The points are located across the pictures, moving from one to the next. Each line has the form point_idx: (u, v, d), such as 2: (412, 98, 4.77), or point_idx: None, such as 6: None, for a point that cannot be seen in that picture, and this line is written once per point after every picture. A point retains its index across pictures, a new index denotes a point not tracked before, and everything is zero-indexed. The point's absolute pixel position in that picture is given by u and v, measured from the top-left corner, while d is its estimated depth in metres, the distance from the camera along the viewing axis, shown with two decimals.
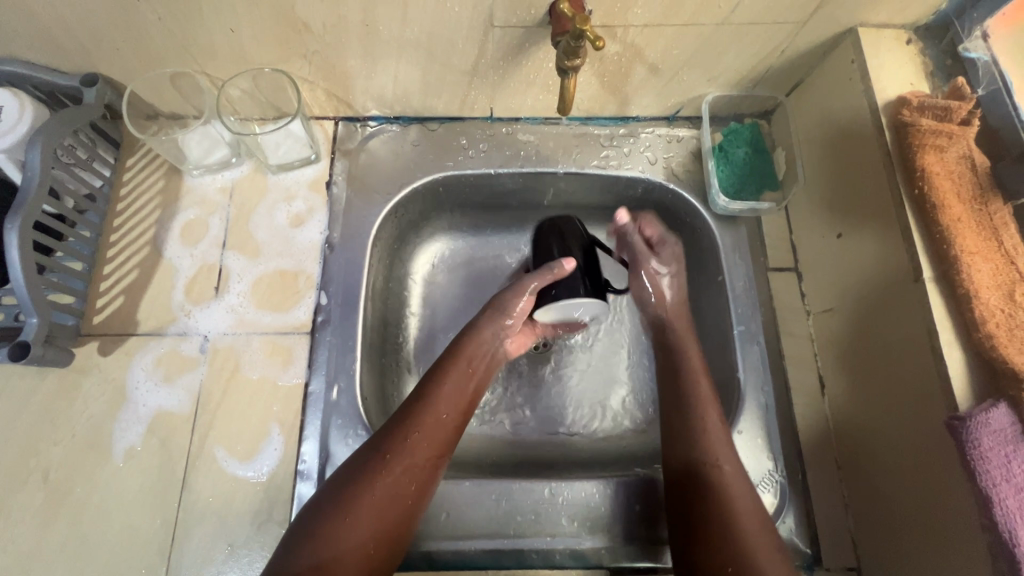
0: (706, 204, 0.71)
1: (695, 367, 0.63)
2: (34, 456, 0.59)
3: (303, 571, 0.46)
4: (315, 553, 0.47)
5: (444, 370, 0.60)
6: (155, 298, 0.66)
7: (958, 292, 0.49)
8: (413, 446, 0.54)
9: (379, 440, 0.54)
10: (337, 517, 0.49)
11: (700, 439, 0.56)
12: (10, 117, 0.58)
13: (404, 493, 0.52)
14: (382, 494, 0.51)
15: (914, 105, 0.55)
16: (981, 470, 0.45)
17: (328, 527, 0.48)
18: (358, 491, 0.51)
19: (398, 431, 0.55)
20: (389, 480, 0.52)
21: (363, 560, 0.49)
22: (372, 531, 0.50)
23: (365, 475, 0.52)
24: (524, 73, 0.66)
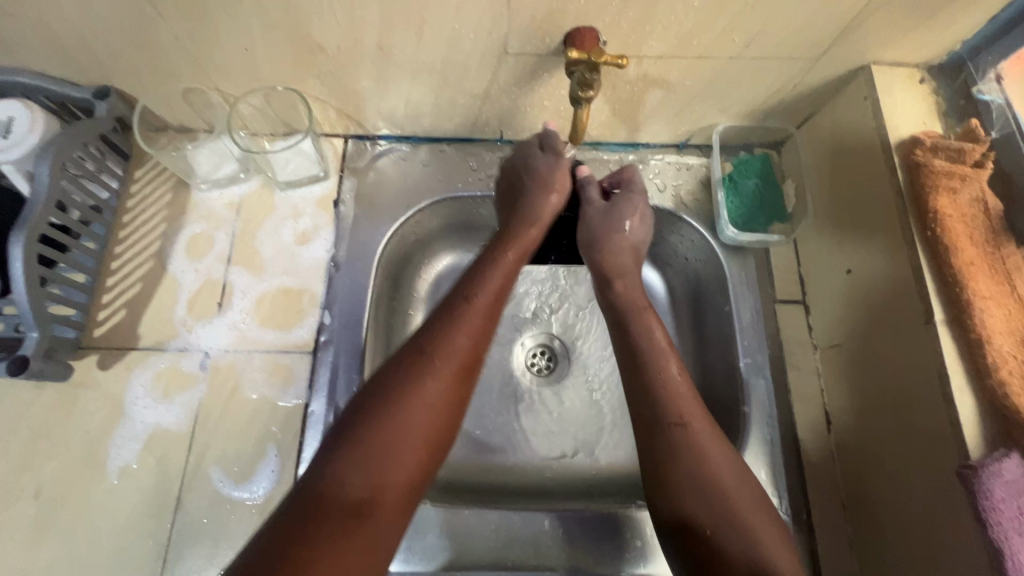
0: (714, 233, 0.70)
1: (663, 352, 0.57)
2: (28, 471, 0.58)
3: (355, 481, 0.42)
4: (364, 464, 0.43)
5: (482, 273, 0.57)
6: (157, 313, 0.65)
7: (970, 336, 0.49)
8: (461, 337, 0.51)
9: (417, 343, 0.51)
10: (383, 419, 0.45)
11: (689, 445, 0.52)
12: (21, 129, 0.58)
13: (452, 385, 0.49)
14: (430, 391, 0.47)
15: (927, 146, 0.55)
16: (993, 521, 0.44)
17: (376, 434, 0.44)
18: (405, 390, 0.47)
19: (442, 328, 0.51)
20: (434, 373, 0.48)
21: (418, 463, 0.45)
22: (424, 427, 0.46)
23: (406, 375, 0.48)
24: (536, 99, 0.66)
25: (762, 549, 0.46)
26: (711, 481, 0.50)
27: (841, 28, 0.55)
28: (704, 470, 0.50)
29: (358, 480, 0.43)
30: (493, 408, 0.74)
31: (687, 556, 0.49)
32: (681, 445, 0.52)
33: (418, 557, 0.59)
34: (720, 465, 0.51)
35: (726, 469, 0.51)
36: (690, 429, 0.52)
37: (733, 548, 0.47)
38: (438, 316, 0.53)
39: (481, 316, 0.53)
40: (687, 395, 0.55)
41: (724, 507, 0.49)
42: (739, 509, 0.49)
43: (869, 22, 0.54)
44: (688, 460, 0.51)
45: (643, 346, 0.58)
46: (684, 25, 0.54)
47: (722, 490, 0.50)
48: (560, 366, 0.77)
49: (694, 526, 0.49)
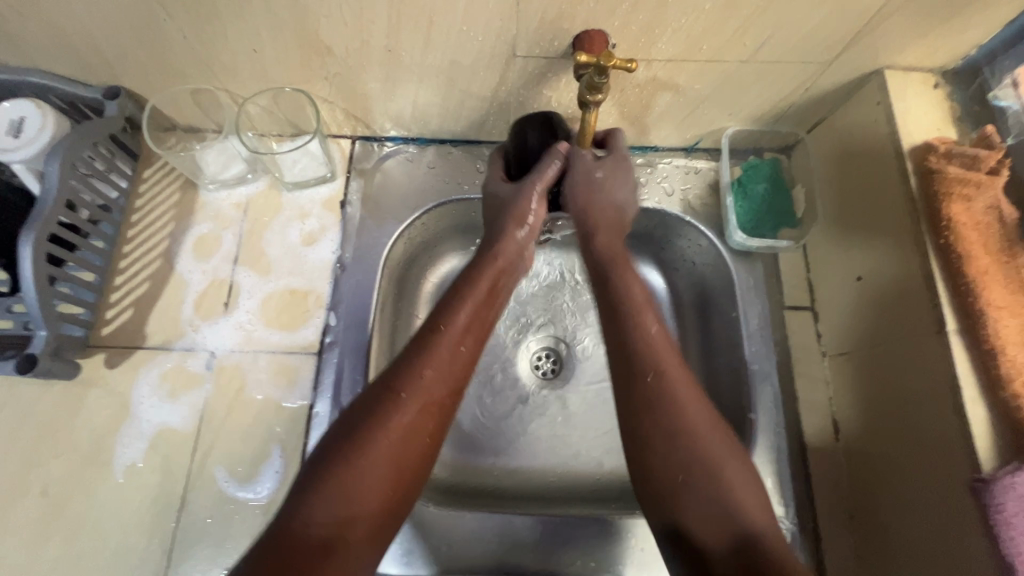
0: (722, 237, 0.70)
1: (641, 301, 0.56)
2: (35, 469, 0.59)
3: (317, 520, 0.43)
4: (329, 504, 0.44)
5: (458, 299, 0.56)
6: (164, 313, 0.65)
7: (983, 347, 0.48)
8: (431, 375, 0.51)
9: (387, 376, 0.51)
10: (351, 455, 0.46)
11: (663, 394, 0.51)
12: (31, 129, 0.59)
13: (416, 427, 0.49)
14: (395, 433, 0.48)
15: (941, 152, 0.54)
16: (1005, 536, 0.43)
17: (342, 472, 0.45)
18: (372, 428, 0.47)
19: (413, 364, 0.51)
20: (401, 414, 0.49)
21: (382, 506, 0.46)
22: (388, 470, 0.47)
23: (374, 412, 0.48)
24: (544, 102, 0.65)
25: (736, 502, 0.47)
26: (689, 429, 0.50)
27: (854, 32, 0.54)
28: (682, 420, 0.50)
29: (324, 519, 0.44)
30: (497, 410, 0.74)
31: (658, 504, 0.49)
32: (657, 396, 0.50)
33: (420, 560, 0.59)
34: (699, 417, 0.50)
35: (701, 419, 0.50)
36: (669, 381, 0.51)
37: (703, 502, 0.47)
38: (408, 351, 0.53)
39: (449, 352, 0.53)
40: (666, 347, 0.53)
41: (703, 454, 0.49)
42: (715, 456, 0.49)
43: (883, 26, 0.54)
44: (666, 411, 0.50)
45: (621, 297, 0.57)
46: (694, 29, 0.53)
47: (700, 441, 0.49)
48: (565, 370, 0.76)
49: (664, 474, 0.49)
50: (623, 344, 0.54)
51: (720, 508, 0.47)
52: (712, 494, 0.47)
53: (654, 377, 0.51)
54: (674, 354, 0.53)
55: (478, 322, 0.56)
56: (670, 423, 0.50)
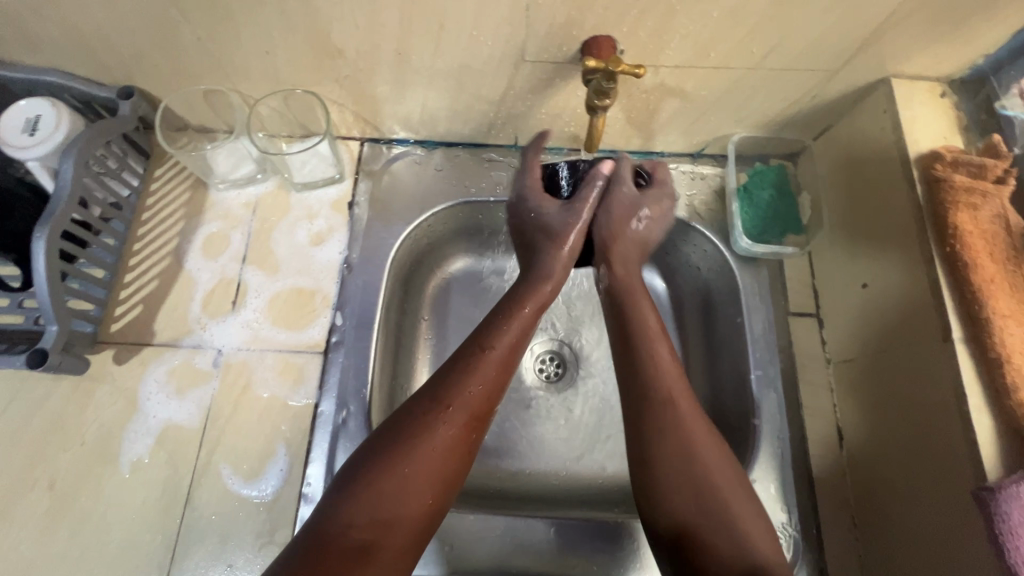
0: (727, 243, 0.70)
1: (666, 364, 0.55)
2: (43, 462, 0.59)
3: (359, 524, 0.44)
4: (369, 510, 0.45)
5: (507, 315, 0.58)
6: (173, 309, 0.66)
7: (989, 356, 0.48)
8: (478, 389, 0.52)
9: (432, 391, 0.52)
10: (392, 464, 0.47)
11: (676, 415, 0.52)
12: (46, 126, 0.59)
13: (456, 441, 0.50)
14: (438, 443, 0.49)
15: (947, 160, 0.54)
16: (1010, 545, 0.43)
17: (384, 480, 0.46)
18: (414, 438, 0.49)
19: (455, 378, 0.53)
20: (445, 428, 0.50)
21: (419, 514, 0.47)
22: (428, 478, 0.48)
23: (414, 423, 0.50)
24: (551, 106, 0.66)
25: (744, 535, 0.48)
26: (708, 462, 0.50)
27: (861, 40, 0.55)
28: (702, 454, 0.51)
29: (365, 524, 0.45)
30: (501, 413, 0.74)
31: (659, 519, 0.50)
32: (670, 421, 0.52)
33: (423, 560, 0.59)
34: (716, 453, 0.51)
35: (707, 446, 0.51)
36: (687, 415, 0.52)
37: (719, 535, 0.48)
38: (447, 369, 0.54)
39: (495, 370, 0.54)
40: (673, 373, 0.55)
41: (718, 487, 0.49)
42: (728, 483, 0.50)
43: (890, 34, 0.54)
44: (681, 442, 0.51)
45: (632, 325, 0.58)
46: (702, 35, 0.54)
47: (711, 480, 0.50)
48: (568, 373, 0.76)
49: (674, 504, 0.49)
50: (637, 374, 0.55)
51: (729, 535, 0.47)
52: (719, 518, 0.48)
53: (668, 403, 0.53)
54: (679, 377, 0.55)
55: (523, 344, 0.57)
56: (689, 459, 0.50)
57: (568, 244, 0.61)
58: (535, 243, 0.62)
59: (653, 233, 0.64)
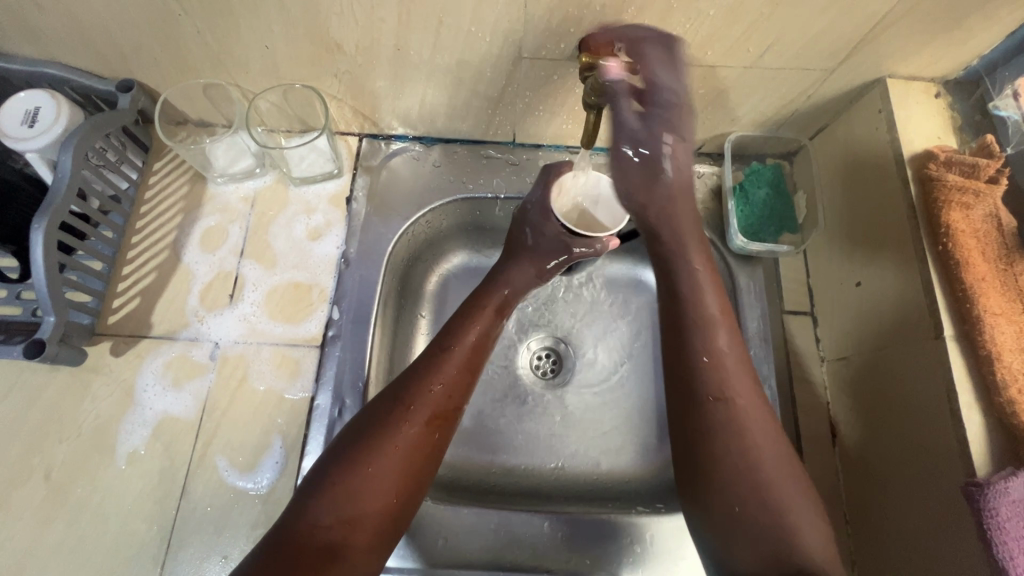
0: (723, 241, 0.70)
1: (725, 355, 0.54)
2: (39, 453, 0.60)
3: (325, 523, 0.45)
4: (335, 507, 0.46)
5: (467, 320, 0.60)
6: (170, 302, 0.66)
7: (980, 353, 0.49)
8: (438, 388, 0.54)
9: (398, 389, 0.53)
10: (356, 464, 0.48)
11: (733, 420, 0.51)
12: (46, 118, 0.60)
13: (420, 440, 0.51)
14: (402, 442, 0.50)
15: (941, 160, 0.54)
16: (999, 540, 0.44)
17: (351, 478, 0.47)
18: (379, 436, 0.49)
19: (422, 378, 0.54)
20: (408, 427, 0.51)
21: (386, 512, 0.48)
22: (394, 478, 0.48)
23: (380, 422, 0.50)
24: (549, 102, 0.66)
25: (790, 527, 0.47)
26: (761, 466, 0.50)
27: (857, 40, 0.55)
28: (756, 458, 0.50)
29: (331, 523, 0.45)
30: (497, 410, 0.74)
31: (710, 525, 0.50)
32: (723, 422, 0.51)
33: (417, 553, 0.59)
34: (770, 458, 0.50)
35: (760, 433, 0.51)
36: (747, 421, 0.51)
37: (761, 524, 0.47)
38: (412, 370, 0.55)
39: (454, 371, 0.56)
40: (733, 364, 0.54)
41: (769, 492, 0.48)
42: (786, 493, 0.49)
43: (885, 34, 0.54)
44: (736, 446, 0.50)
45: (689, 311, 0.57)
46: (698, 33, 0.54)
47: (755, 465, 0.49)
48: (565, 370, 0.77)
49: (717, 494, 0.50)
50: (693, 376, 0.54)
51: (767, 526, 0.47)
52: (766, 524, 0.47)
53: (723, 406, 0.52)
54: (746, 376, 0.54)
55: (480, 344, 0.59)
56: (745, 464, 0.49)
57: (547, 265, 0.66)
58: (515, 252, 0.67)
59: (684, 171, 0.61)
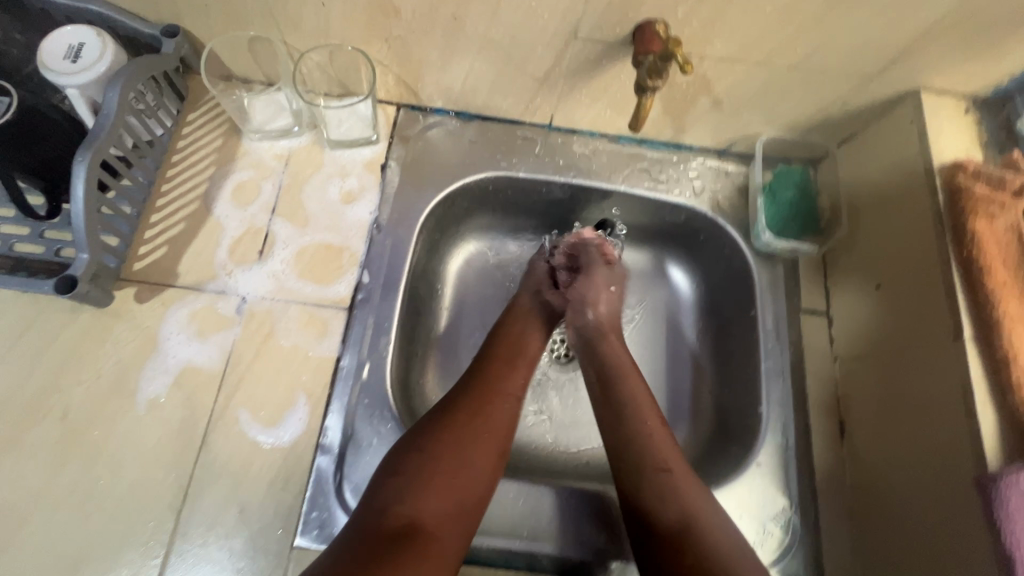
0: (748, 238, 0.74)
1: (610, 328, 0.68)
2: (56, 392, 0.58)
3: (394, 509, 0.48)
4: (398, 495, 0.49)
5: (512, 323, 0.67)
6: (198, 253, 0.66)
7: (997, 355, 0.51)
8: (495, 406, 0.57)
9: (452, 396, 0.58)
10: (421, 466, 0.51)
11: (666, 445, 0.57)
12: (91, 55, 0.59)
13: (483, 437, 0.55)
14: (465, 438, 0.54)
15: (969, 170, 0.57)
16: (1009, 530, 0.45)
17: (414, 473, 0.51)
18: (440, 434, 0.53)
19: (484, 396, 0.57)
20: (472, 436, 0.54)
21: (452, 499, 0.51)
22: (457, 469, 0.52)
23: (439, 430, 0.54)
24: (593, 87, 0.68)
25: (681, 492, 0.53)
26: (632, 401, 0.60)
27: (899, 50, 0.57)
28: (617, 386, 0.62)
29: (399, 510, 0.48)
30: None
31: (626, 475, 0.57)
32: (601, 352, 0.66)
33: None
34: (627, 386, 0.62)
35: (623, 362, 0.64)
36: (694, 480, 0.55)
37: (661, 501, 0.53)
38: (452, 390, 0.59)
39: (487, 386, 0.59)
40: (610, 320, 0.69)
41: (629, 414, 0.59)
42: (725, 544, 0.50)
43: (926, 47, 0.57)
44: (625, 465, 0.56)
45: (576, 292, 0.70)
46: (754, 28, 0.56)
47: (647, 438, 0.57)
48: None
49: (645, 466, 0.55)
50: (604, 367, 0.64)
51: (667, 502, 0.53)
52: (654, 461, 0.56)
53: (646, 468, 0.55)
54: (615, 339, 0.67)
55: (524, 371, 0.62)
56: (615, 399, 0.61)
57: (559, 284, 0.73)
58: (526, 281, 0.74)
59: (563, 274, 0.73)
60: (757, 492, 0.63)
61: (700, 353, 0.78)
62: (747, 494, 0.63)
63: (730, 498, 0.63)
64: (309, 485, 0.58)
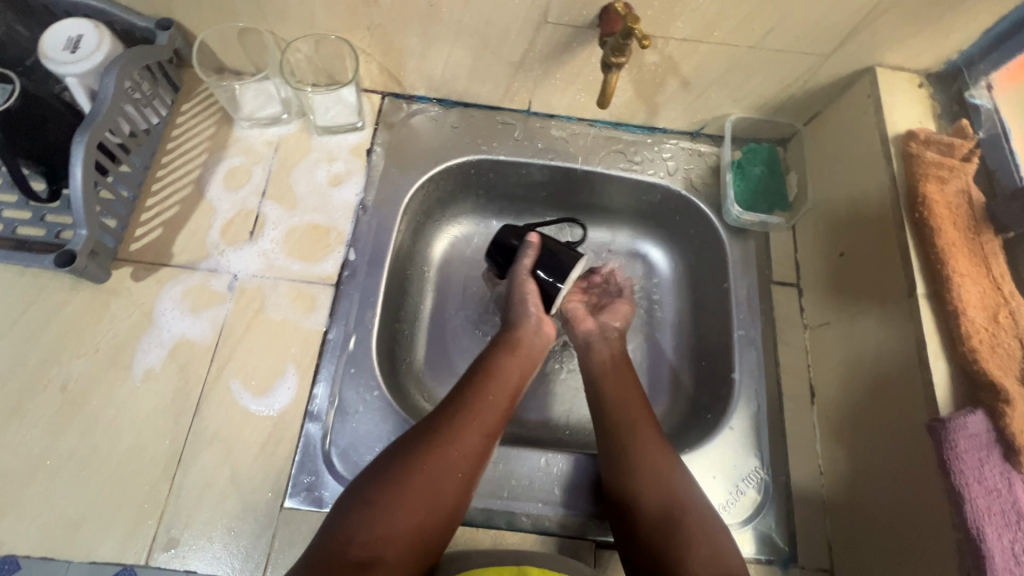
0: (720, 213, 0.77)
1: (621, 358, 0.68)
2: (56, 365, 0.61)
3: (358, 539, 0.49)
4: (364, 523, 0.50)
5: (496, 352, 0.64)
6: (191, 234, 0.69)
7: (947, 308, 0.53)
8: (468, 438, 0.56)
9: (431, 422, 0.57)
10: (390, 497, 0.51)
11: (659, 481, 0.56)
12: (89, 45, 0.62)
13: (455, 467, 0.54)
14: (433, 467, 0.53)
15: (921, 139, 0.60)
16: (956, 469, 0.48)
17: (382, 502, 0.51)
18: (411, 464, 0.53)
19: (461, 427, 0.56)
20: (443, 467, 0.54)
21: (414, 529, 0.51)
22: (423, 502, 0.52)
23: (415, 459, 0.53)
24: (566, 71, 0.71)
25: (676, 522, 0.54)
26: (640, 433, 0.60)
27: (851, 28, 0.61)
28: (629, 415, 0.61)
29: (362, 539, 0.49)
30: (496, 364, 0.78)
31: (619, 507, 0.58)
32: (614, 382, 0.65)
33: None
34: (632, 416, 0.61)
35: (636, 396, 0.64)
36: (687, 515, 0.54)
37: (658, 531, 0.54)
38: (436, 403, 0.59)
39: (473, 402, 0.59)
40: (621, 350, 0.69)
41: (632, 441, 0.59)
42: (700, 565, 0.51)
43: (875, 24, 0.60)
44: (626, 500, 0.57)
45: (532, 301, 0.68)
46: (712, 9, 0.59)
47: (654, 471, 0.57)
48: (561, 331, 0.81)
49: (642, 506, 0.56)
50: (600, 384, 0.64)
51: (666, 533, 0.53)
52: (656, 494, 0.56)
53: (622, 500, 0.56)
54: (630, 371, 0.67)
55: (510, 391, 0.61)
56: (622, 433, 0.60)
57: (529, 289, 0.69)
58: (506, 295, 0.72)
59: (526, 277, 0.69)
60: (731, 454, 0.65)
61: (677, 328, 0.81)
62: (721, 456, 0.65)
63: (703, 459, 0.65)
64: (298, 450, 0.61)
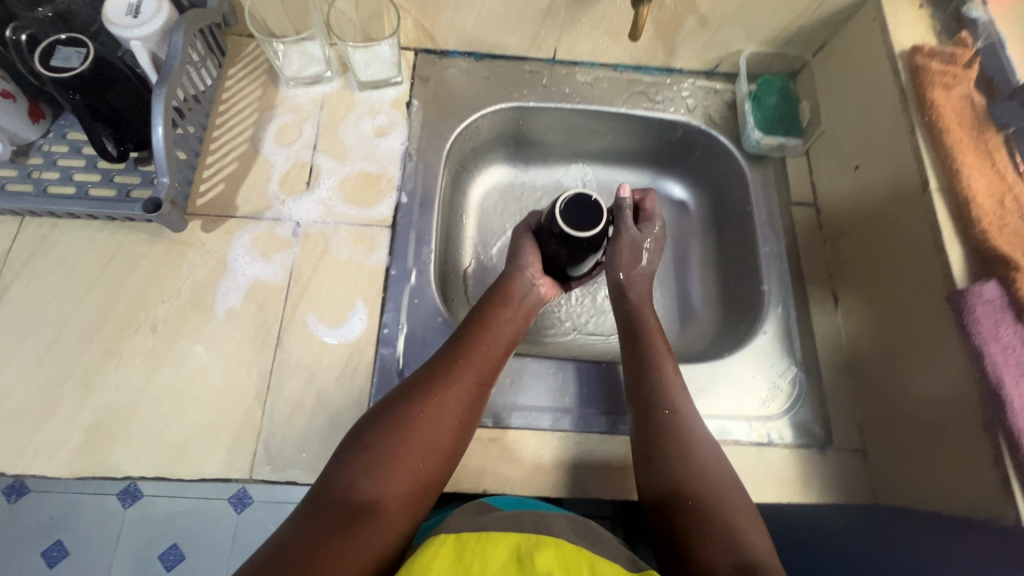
0: (739, 143, 0.82)
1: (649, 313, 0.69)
2: (143, 309, 0.66)
3: (358, 486, 0.49)
4: (364, 470, 0.50)
5: (494, 307, 0.65)
6: (252, 187, 0.73)
7: (959, 197, 0.59)
8: (462, 385, 0.57)
9: (429, 372, 0.58)
10: (391, 443, 0.52)
11: (679, 436, 0.58)
12: (149, 10, 0.65)
13: (451, 414, 0.56)
14: (431, 415, 0.54)
15: (926, 52, 0.65)
16: (975, 330, 0.54)
17: (383, 450, 0.52)
18: (413, 411, 0.54)
19: (457, 376, 0.58)
20: (442, 415, 0.55)
21: (417, 475, 0.52)
22: (424, 449, 0.53)
23: (415, 406, 0.55)
24: (592, 15, 0.76)
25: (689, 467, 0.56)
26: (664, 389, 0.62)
27: None
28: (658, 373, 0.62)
29: (366, 487, 0.50)
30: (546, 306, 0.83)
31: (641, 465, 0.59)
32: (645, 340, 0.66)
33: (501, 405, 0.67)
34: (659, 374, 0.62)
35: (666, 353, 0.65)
36: (691, 466, 0.56)
37: (671, 474, 0.56)
38: (447, 350, 0.60)
39: (483, 355, 0.61)
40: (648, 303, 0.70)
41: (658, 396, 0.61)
42: (712, 511, 0.53)
43: None
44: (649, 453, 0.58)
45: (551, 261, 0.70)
46: None
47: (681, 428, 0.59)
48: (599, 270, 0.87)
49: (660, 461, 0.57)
50: (637, 358, 0.65)
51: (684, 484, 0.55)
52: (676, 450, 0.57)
53: (649, 466, 0.58)
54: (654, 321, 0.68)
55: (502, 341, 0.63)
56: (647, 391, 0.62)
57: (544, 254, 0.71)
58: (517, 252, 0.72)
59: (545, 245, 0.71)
60: (766, 355, 0.72)
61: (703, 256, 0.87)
62: (758, 358, 0.72)
63: (742, 361, 0.71)
64: (376, 372, 0.66)
